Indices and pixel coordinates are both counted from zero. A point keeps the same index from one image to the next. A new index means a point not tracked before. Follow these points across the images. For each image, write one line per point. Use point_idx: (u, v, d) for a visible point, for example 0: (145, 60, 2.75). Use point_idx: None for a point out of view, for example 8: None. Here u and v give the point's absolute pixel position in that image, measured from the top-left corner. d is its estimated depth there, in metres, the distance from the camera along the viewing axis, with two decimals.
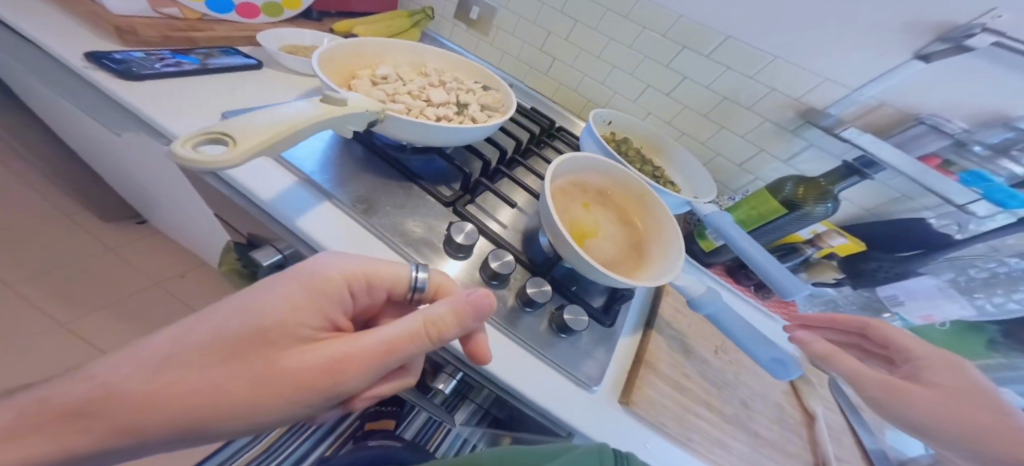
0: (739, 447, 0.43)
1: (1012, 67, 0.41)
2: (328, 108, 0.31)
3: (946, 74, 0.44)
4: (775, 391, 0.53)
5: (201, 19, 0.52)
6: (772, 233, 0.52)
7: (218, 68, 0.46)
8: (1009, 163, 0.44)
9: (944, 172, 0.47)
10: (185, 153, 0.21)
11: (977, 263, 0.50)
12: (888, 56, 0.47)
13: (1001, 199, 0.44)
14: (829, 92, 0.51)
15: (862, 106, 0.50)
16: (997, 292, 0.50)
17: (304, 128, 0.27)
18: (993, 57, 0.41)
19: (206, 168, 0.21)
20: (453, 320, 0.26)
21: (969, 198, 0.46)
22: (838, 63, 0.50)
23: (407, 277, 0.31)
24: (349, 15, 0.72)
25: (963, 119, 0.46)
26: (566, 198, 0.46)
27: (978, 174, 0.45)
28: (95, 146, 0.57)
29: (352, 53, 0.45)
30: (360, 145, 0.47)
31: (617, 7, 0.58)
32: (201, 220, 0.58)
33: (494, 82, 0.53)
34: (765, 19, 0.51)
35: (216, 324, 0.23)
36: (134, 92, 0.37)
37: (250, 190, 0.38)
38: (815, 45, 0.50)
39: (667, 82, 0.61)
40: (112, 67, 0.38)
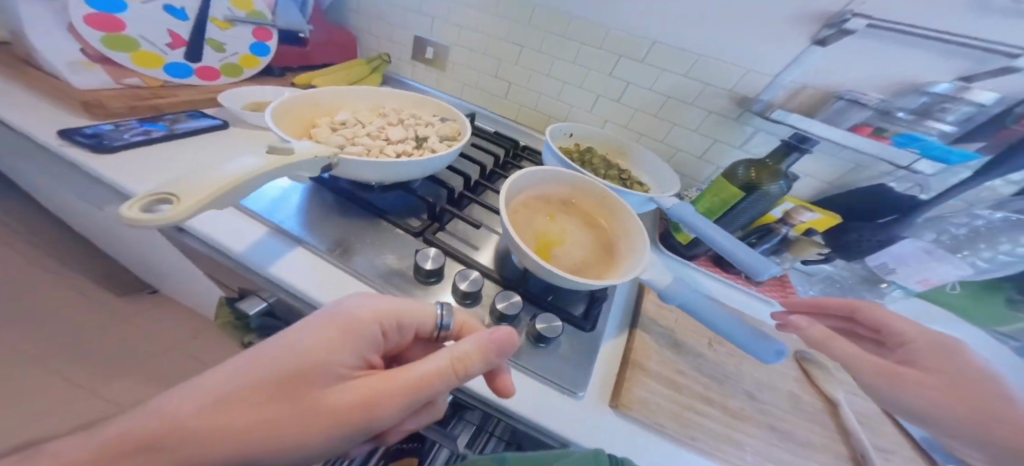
0: (750, 442, 0.41)
1: (891, 41, 0.46)
2: (274, 159, 0.32)
3: (845, 55, 0.49)
4: (785, 379, 0.51)
5: (164, 85, 0.56)
6: (740, 216, 0.52)
7: (184, 132, 0.49)
8: (935, 123, 0.48)
9: (879, 138, 0.51)
10: (135, 215, 0.23)
11: (951, 219, 0.51)
12: (792, 44, 0.50)
13: (941, 155, 0.48)
14: (756, 82, 0.54)
15: (789, 90, 0.53)
16: (981, 247, 0.49)
17: (249, 179, 0.29)
18: (873, 35, 0.47)
19: (155, 225, 0.24)
20: (478, 357, 0.28)
21: (911, 158, 0.50)
22: (755, 53, 0.53)
23: (434, 315, 0.33)
24: (311, 67, 0.77)
25: (877, 91, 0.50)
26: (527, 211, 0.47)
27: (910, 134, 0.49)
28: (87, 221, 0.60)
29: (311, 106, 0.49)
30: (329, 191, 0.49)
31: (553, 28, 0.62)
32: (186, 278, 0.58)
33: (451, 114, 0.56)
34: (687, 20, 0.54)
35: (257, 361, 0.25)
36: (102, 165, 0.40)
37: (224, 245, 0.40)
38: (738, 36, 0.52)
39: (614, 90, 0.63)
40: (85, 142, 0.41)
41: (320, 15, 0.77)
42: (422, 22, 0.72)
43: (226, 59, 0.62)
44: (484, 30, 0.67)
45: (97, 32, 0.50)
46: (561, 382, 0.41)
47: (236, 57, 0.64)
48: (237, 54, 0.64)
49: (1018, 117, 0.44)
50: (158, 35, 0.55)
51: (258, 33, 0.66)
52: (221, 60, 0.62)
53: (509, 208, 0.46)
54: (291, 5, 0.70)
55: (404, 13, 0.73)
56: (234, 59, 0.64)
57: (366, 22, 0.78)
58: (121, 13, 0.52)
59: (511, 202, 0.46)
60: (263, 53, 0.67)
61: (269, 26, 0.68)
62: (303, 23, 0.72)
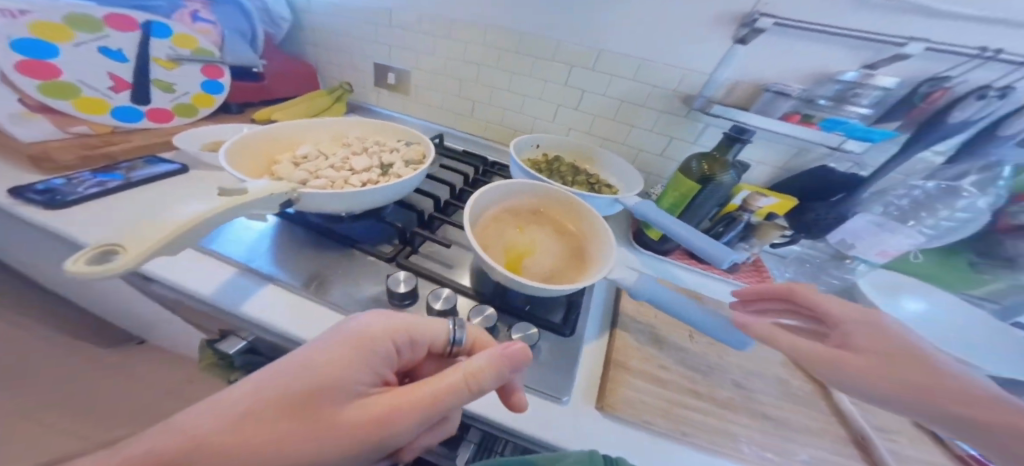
0: (738, 431, 0.42)
1: (798, 36, 0.50)
2: (225, 200, 0.32)
3: (764, 50, 0.53)
4: (773, 365, 0.52)
5: (114, 131, 0.55)
6: (702, 207, 0.55)
7: (141, 179, 0.49)
8: (853, 107, 0.53)
9: (809, 124, 0.54)
10: (82, 270, 0.23)
11: (892, 194, 0.57)
12: (718, 45, 0.54)
13: (863, 135, 0.50)
14: (695, 81, 0.57)
15: (724, 86, 0.57)
16: (924, 215, 0.55)
17: (201, 223, 0.29)
18: (781, 32, 0.50)
19: (109, 276, 0.24)
20: (492, 372, 0.28)
21: (839, 140, 0.52)
22: (690, 54, 0.56)
23: (445, 330, 0.33)
24: (271, 101, 0.77)
25: (799, 82, 0.54)
26: (496, 225, 0.48)
27: (833, 119, 0.52)
28: (58, 280, 0.59)
29: (268, 143, 0.49)
30: (298, 226, 0.50)
31: (505, 45, 0.65)
32: (161, 324, 0.57)
33: (415, 137, 0.57)
34: (624, 28, 0.57)
35: (273, 378, 0.25)
36: (58, 221, 0.40)
37: (193, 290, 0.40)
38: (672, 39, 0.55)
39: (571, 98, 0.66)
40: (38, 199, 0.41)
41: (273, 50, 0.77)
42: (381, 50, 0.74)
43: (177, 100, 0.62)
44: (441, 53, 0.70)
45: (34, 79, 0.49)
46: (547, 390, 0.41)
47: (188, 97, 0.64)
48: (189, 94, 0.64)
49: (923, 96, 0.49)
50: (100, 80, 0.55)
51: (208, 71, 0.66)
52: (172, 101, 0.62)
53: (477, 224, 0.47)
54: (241, 43, 0.69)
55: (363, 43, 0.75)
56: (186, 99, 0.63)
57: (325, 55, 0.81)
58: (54, 58, 0.51)
59: (479, 218, 0.47)
60: (217, 90, 0.67)
61: (218, 63, 0.67)
62: (255, 59, 0.71)
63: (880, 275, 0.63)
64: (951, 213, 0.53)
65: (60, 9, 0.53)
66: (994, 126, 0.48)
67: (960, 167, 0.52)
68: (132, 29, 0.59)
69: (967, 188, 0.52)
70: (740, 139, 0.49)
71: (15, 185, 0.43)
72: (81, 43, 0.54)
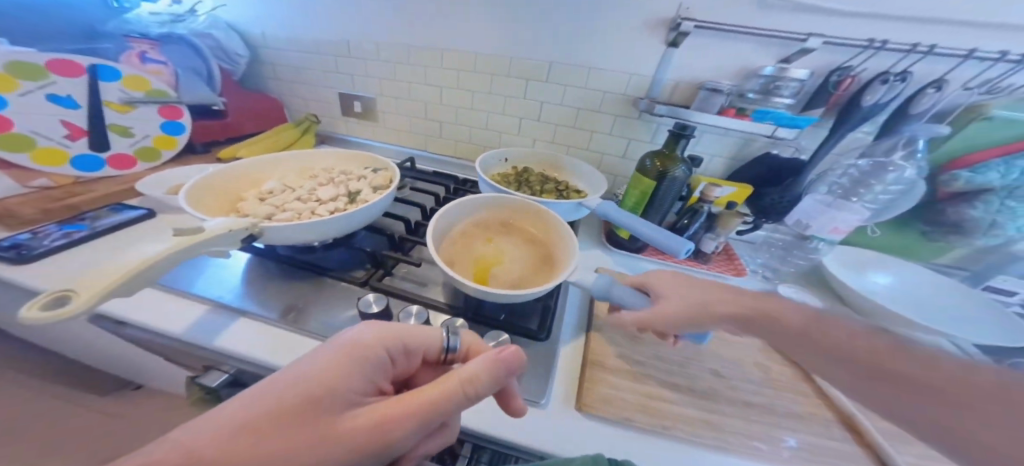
0: (728, 419, 0.39)
1: (720, 38, 0.56)
2: (183, 239, 0.34)
3: (692, 52, 0.58)
4: (754, 351, 0.49)
5: (76, 181, 0.56)
6: (664, 201, 0.57)
7: (109, 227, 0.49)
8: (778, 98, 0.57)
9: (743, 116, 0.57)
10: (33, 317, 0.24)
11: (835, 172, 0.60)
12: (654, 50, 0.59)
13: (790, 122, 0.55)
14: (641, 84, 0.62)
15: (667, 87, 0.62)
16: (864, 191, 0.59)
17: (156, 262, 0.31)
18: (703, 35, 0.56)
19: (60, 321, 0.25)
20: (488, 376, 0.29)
21: (771, 129, 0.56)
22: (631, 60, 0.61)
23: (439, 338, 0.34)
24: (241, 138, 0.79)
25: (729, 78, 0.59)
26: (465, 240, 0.50)
27: (762, 109, 0.56)
28: (36, 333, 0.59)
29: (232, 182, 0.50)
30: (271, 259, 0.50)
31: (461, 66, 0.69)
32: (143, 369, 0.56)
33: (383, 163, 0.60)
34: (566, 43, 0.62)
35: (275, 388, 0.26)
36: (22, 276, 0.41)
37: (165, 329, 0.40)
38: (612, 47, 0.60)
39: (531, 110, 0.70)
40: (4, 256, 0.41)
41: (232, 86, 0.78)
42: (344, 81, 0.78)
43: (138, 143, 0.63)
44: (402, 79, 0.74)
45: None
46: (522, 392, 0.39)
47: (149, 139, 0.65)
48: (149, 136, 0.65)
49: (835, 83, 0.55)
50: (54, 129, 0.55)
51: (166, 112, 0.67)
52: (133, 145, 0.63)
53: (445, 240, 0.49)
54: (197, 81, 0.71)
55: (327, 76, 0.78)
56: (147, 142, 0.64)
57: (290, 90, 0.84)
58: (3, 109, 0.52)
59: (447, 235, 0.50)
60: (177, 131, 0.68)
61: (175, 102, 0.69)
62: (212, 95, 0.73)
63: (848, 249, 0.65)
64: (885, 187, 0.58)
65: (1, 58, 0.53)
66: (906, 106, 0.55)
67: (885, 144, 0.56)
68: (79, 74, 0.60)
69: (895, 161, 0.56)
70: (683, 135, 0.52)
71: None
72: (28, 92, 0.54)
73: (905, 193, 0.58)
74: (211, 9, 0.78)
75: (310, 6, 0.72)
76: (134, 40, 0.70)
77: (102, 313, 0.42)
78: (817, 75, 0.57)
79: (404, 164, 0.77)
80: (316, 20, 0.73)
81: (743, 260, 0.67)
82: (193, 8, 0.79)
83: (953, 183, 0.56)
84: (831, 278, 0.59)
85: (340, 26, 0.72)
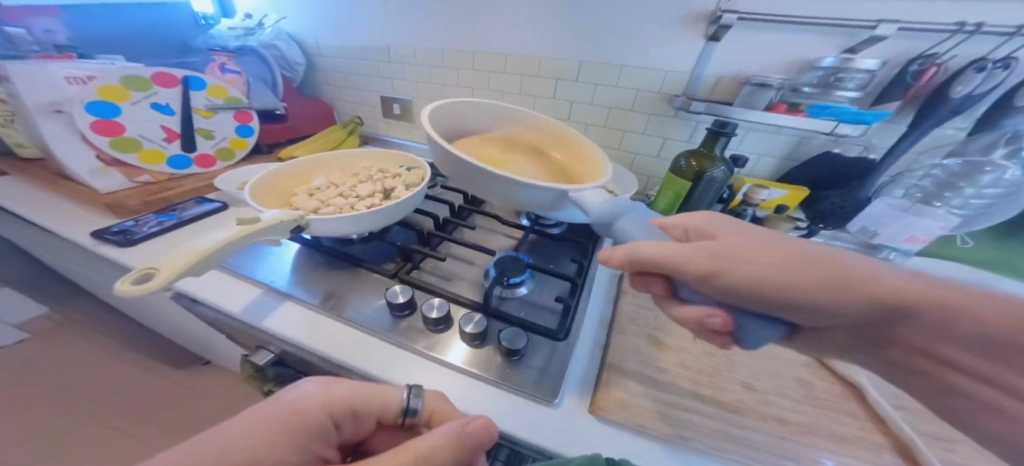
0: (759, 437, 0.36)
1: (768, 29, 0.52)
2: (242, 229, 0.38)
3: (737, 45, 0.54)
4: (797, 367, 0.44)
5: (170, 178, 0.66)
6: (700, 203, 0.54)
7: (192, 218, 0.58)
8: (840, 91, 0.51)
9: (795, 112, 0.51)
10: (128, 290, 0.30)
11: (911, 175, 0.51)
12: (694, 43, 0.56)
13: (854, 117, 0.47)
14: (677, 79, 0.59)
15: (708, 83, 0.58)
16: (949, 195, 0.49)
17: (217, 250, 0.35)
18: (747, 26, 0.52)
19: (149, 293, 0.31)
20: (446, 448, 0.27)
21: (831, 126, 0.49)
22: (666, 56, 0.58)
23: (396, 401, 0.33)
24: (299, 138, 0.88)
25: (779, 72, 0.54)
26: (481, 142, 0.56)
27: (818, 104, 0.49)
28: (140, 303, 0.72)
29: (286, 179, 0.56)
30: (316, 250, 0.56)
31: (493, 67, 0.71)
32: (215, 338, 0.65)
33: (417, 163, 0.63)
34: (597, 41, 0.61)
35: (196, 454, 0.24)
36: (126, 255, 0.49)
37: (225, 309, 0.46)
38: (647, 42, 0.58)
39: (561, 110, 0.70)
40: (115, 240, 0.50)
41: (292, 91, 0.87)
42: (386, 84, 0.83)
43: (218, 145, 0.73)
44: (437, 82, 0.78)
45: (106, 137, 0.60)
46: (530, 392, 0.38)
47: (226, 141, 0.74)
48: (226, 139, 0.74)
49: (915, 74, 0.48)
50: (154, 133, 0.65)
51: (239, 117, 0.77)
52: (213, 146, 0.72)
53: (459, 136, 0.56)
54: (264, 88, 0.80)
55: (372, 80, 0.84)
56: (225, 144, 0.74)
57: (339, 94, 0.92)
58: (117, 116, 0.61)
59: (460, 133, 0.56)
60: (248, 133, 0.78)
61: (247, 108, 0.78)
62: (276, 101, 0.82)
63: (921, 265, 0.57)
64: (979, 190, 0.49)
65: (116, 73, 0.62)
66: (1006, 97, 0.46)
67: (981, 142, 0.47)
68: (175, 85, 0.69)
69: (994, 160, 0.47)
70: (722, 132, 0.48)
71: (96, 229, 0.54)
72: (136, 102, 0.63)
73: (1007, 197, 0.49)
74: (275, 21, 0.86)
75: (358, 16, 0.77)
76: (217, 53, 0.80)
77: (180, 291, 0.49)
78: (892, 64, 0.50)
79: (438, 163, 0.81)
80: (363, 28, 0.78)
81: None
82: (261, 21, 0.86)
83: None
84: None
85: (383, 33, 0.77)
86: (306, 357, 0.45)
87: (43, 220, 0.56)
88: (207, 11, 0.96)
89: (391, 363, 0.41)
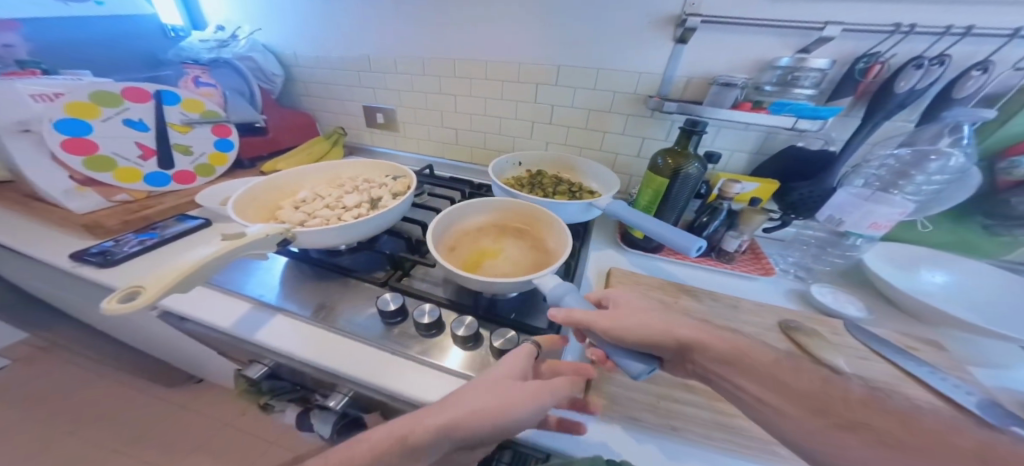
0: (745, 424, 0.37)
1: (731, 30, 0.54)
2: (231, 243, 0.38)
3: (704, 47, 0.57)
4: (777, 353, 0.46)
5: (148, 195, 0.65)
6: (678, 201, 0.56)
7: (174, 235, 0.57)
8: (798, 89, 0.54)
9: (759, 110, 0.54)
10: (114, 309, 0.30)
11: (867, 165, 0.56)
12: (663, 46, 0.59)
13: (810, 112, 0.50)
14: (651, 81, 0.62)
15: (679, 83, 0.61)
16: (902, 183, 0.54)
17: (205, 265, 0.35)
18: (711, 28, 0.55)
19: (133, 310, 0.31)
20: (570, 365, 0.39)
21: (791, 122, 0.52)
22: (641, 59, 0.61)
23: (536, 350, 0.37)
24: (280, 150, 0.88)
25: (743, 72, 0.57)
26: (475, 234, 0.54)
27: (778, 101, 0.52)
28: (126, 324, 0.71)
29: (271, 193, 0.56)
30: (304, 262, 0.56)
31: (474, 75, 0.72)
32: (206, 355, 0.65)
33: (404, 171, 0.64)
34: (574, 45, 0.63)
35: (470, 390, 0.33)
36: (106, 276, 0.48)
37: (214, 324, 0.46)
38: (623, 45, 0.61)
39: (544, 113, 0.72)
40: (95, 261, 0.49)
41: (271, 103, 0.87)
42: (368, 94, 0.84)
43: (197, 161, 0.72)
44: (419, 90, 0.79)
45: (78, 157, 0.58)
46: None
47: (205, 157, 0.73)
48: (205, 154, 0.73)
49: (862, 72, 0.51)
50: (130, 150, 0.64)
51: (217, 131, 0.76)
52: (193, 162, 0.71)
53: (455, 230, 0.53)
54: (241, 101, 0.79)
55: (352, 90, 0.85)
56: (204, 159, 0.73)
57: (321, 106, 0.92)
58: (89, 133, 0.60)
59: (461, 226, 0.54)
60: (228, 147, 0.77)
61: (225, 122, 0.77)
62: (256, 114, 0.81)
63: (895, 246, 0.60)
64: (929, 177, 0.52)
65: (86, 88, 0.60)
66: (946, 90, 0.50)
67: (928, 132, 0.51)
68: (147, 99, 0.67)
69: (941, 147, 0.50)
70: (694, 131, 0.50)
71: (75, 250, 0.53)
72: (107, 118, 0.62)
73: (956, 182, 0.53)
74: (249, 33, 0.85)
75: (335, 26, 0.77)
76: (189, 66, 0.79)
77: (167, 309, 0.49)
78: (841, 63, 0.53)
79: (423, 171, 0.82)
80: (340, 39, 0.78)
81: (771, 260, 0.63)
82: (234, 33, 0.86)
83: (1014, 171, 0.50)
84: (873, 279, 0.55)
85: (360, 43, 0.77)
86: (300, 370, 0.45)
87: (17, 243, 0.54)
88: (176, 23, 0.94)
89: (388, 370, 0.42)
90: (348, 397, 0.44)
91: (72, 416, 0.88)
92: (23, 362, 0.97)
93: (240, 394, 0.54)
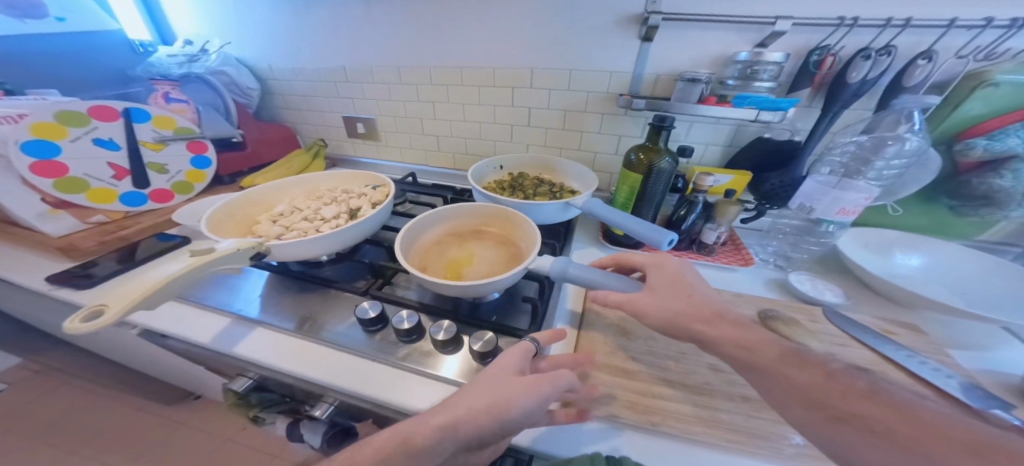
0: (728, 417, 0.38)
1: (691, 29, 0.56)
2: (198, 259, 0.38)
3: (668, 44, 0.58)
4: None
5: (126, 215, 0.65)
6: (654, 196, 0.57)
7: (152, 254, 0.57)
8: (758, 83, 0.54)
9: (724, 104, 0.55)
10: (76, 327, 0.30)
11: (831, 154, 0.58)
12: (630, 45, 0.60)
13: (771, 105, 0.51)
14: (621, 80, 0.63)
15: (648, 81, 0.62)
16: (867, 170, 0.56)
17: (172, 281, 0.35)
18: (674, 26, 0.56)
19: (92, 329, 0.30)
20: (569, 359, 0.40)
21: (753, 114, 0.53)
22: (609, 59, 0.62)
23: (532, 348, 0.37)
24: (260, 164, 0.88)
25: (708, 67, 0.58)
26: (451, 239, 0.55)
27: (740, 95, 0.52)
28: (113, 346, 0.71)
29: (249, 207, 0.56)
30: (285, 276, 0.56)
31: (449, 81, 0.73)
32: (192, 373, 0.65)
33: (383, 181, 0.65)
34: (544, 47, 0.64)
35: (466, 389, 0.32)
36: (81, 297, 0.48)
37: (193, 340, 0.46)
38: (591, 45, 0.62)
39: (519, 115, 0.73)
40: (69, 283, 0.49)
41: (248, 116, 0.87)
42: (346, 105, 0.84)
43: (175, 179, 0.72)
44: (397, 99, 0.79)
45: (48, 179, 0.58)
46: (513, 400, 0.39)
47: (182, 174, 0.73)
48: (182, 171, 0.73)
49: (816, 64, 0.52)
50: (102, 170, 0.63)
51: (193, 147, 0.75)
52: (169, 180, 0.71)
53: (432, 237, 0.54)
54: (217, 116, 0.79)
55: (329, 101, 0.85)
56: (181, 177, 0.73)
57: (300, 119, 0.92)
58: (59, 155, 0.59)
59: (433, 235, 0.55)
60: (205, 164, 0.77)
61: (201, 138, 0.77)
62: (233, 128, 0.81)
63: (869, 230, 0.61)
64: (888, 162, 0.55)
65: (51, 108, 0.59)
66: (897, 80, 0.51)
67: (886, 119, 0.52)
68: (116, 117, 0.67)
69: (899, 133, 0.52)
70: (663, 127, 0.51)
71: (51, 273, 0.52)
72: (75, 138, 0.61)
73: (914, 165, 0.55)
74: (220, 46, 0.85)
75: (308, 37, 0.78)
76: (158, 82, 0.78)
77: (145, 328, 0.49)
78: (797, 56, 0.55)
79: (406, 179, 0.83)
80: (314, 50, 0.79)
81: (751, 250, 0.64)
82: (204, 47, 0.86)
83: (971, 153, 0.51)
84: (849, 264, 0.56)
85: (335, 53, 0.78)
86: (284, 382, 0.45)
87: None
88: (144, 38, 0.93)
89: (371, 378, 0.42)
90: (334, 406, 0.44)
91: (63, 440, 0.87)
92: (14, 388, 0.96)
93: (229, 408, 0.54)
